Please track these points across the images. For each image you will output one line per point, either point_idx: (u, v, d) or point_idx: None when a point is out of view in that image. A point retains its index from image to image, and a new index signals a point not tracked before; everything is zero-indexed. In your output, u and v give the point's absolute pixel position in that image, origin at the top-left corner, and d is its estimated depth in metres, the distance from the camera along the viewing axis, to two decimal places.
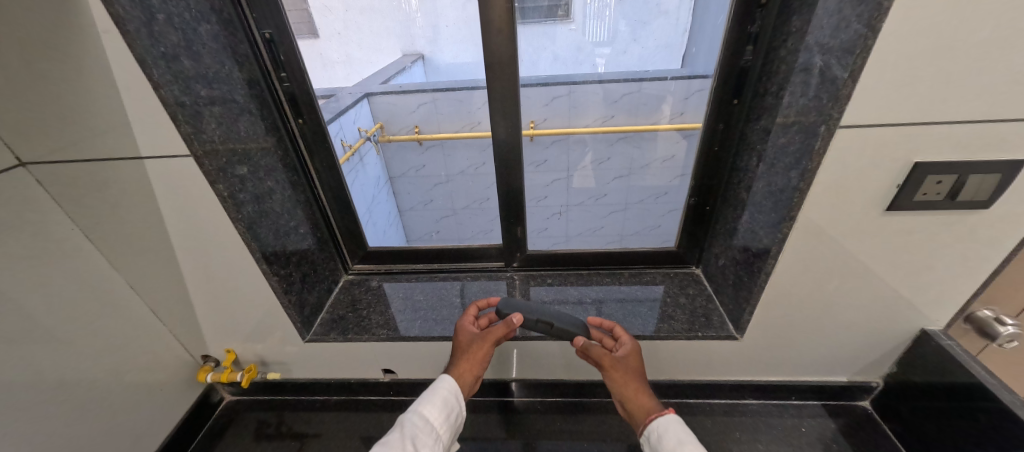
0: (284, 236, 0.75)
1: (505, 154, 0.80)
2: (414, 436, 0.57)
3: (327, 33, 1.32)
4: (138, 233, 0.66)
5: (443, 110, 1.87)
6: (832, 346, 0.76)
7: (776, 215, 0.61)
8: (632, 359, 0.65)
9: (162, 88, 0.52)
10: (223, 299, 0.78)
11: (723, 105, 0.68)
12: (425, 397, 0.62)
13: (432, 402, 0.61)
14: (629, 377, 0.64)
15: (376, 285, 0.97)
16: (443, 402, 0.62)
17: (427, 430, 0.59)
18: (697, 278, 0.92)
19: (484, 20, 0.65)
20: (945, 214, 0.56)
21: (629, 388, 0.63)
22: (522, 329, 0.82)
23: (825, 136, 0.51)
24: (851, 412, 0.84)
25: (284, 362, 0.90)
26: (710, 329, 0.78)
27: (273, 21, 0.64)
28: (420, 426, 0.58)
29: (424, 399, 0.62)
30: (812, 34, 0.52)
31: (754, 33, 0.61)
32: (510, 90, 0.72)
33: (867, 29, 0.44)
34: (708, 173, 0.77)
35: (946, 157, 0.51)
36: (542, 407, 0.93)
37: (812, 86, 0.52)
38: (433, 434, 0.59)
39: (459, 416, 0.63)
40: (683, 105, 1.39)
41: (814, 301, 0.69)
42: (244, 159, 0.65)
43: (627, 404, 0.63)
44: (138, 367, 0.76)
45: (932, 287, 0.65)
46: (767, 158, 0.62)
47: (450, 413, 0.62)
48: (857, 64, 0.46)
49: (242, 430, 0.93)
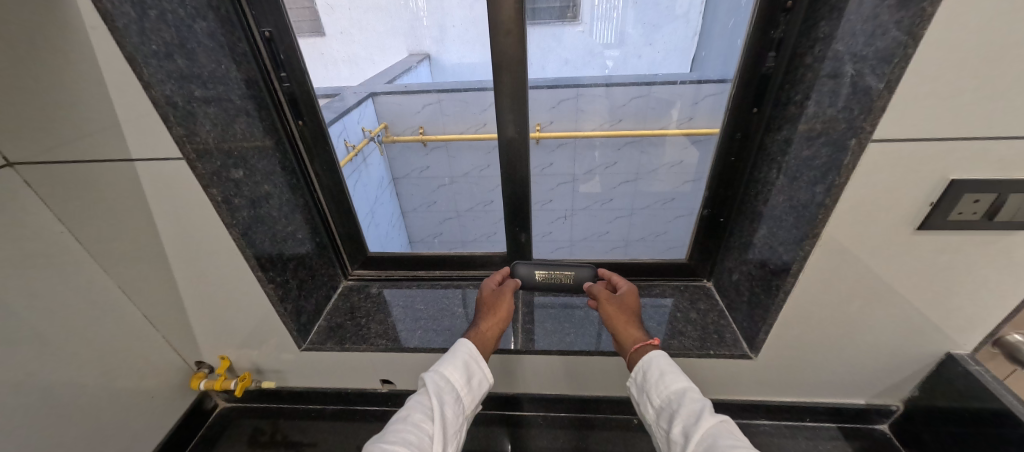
0: (281, 241, 0.72)
1: (511, 160, 0.77)
2: (439, 395, 0.53)
3: (333, 31, 1.29)
4: (129, 237, 0.64)
5: (448, 111, 1.89)
6: (851, 368, 0.72)
7: (798, 230, 0.58)
8: (628, 299, 0.68)
9: (152, 87, 0.50)
10: (217, 305, 0.75)
11: (742, 114, 0.65)
12: (445, 358, 0.58)
13: (452, 362, 0.57)
14: (620, 313, 0.66)
15: (376, 291, 0.94)
16: (464, 365, 0.58)
17: (450, 391, 0.55)
18: (709, 291, 0.88)
19: (492, 21, 0.62)
20: (979, 234, 0.53)
21: (620, 321, 0.65)
22: (526, 343, 0.79)
23: (855, 150, 0.48)
24: (868, 436, 0.80)
25: (280, 369, 0.88)
26: (722, 347, 0.75)
27: (273, 19, 0.61)
28: (443, 386, 0.54)
29: (443, 361, 0.58)
30: (843, 41, 0.49)
31: (777, 38, 0.58)
32: (517, 95, 0.69)
33: (907, 37, 0.40)
34: (723, 183, 0.74)
35: (985, 174, 0.48)
36: (545, 422, 0.90)
37: (841, 96, 0.49)
38: (456, 395, 0.55)
39: (482, 382, 0.59)
40: (692, 110, 1.36)
41: (834, 322, 0.66)
42: (240, 162, 0.62)
43: (617, 335, 0.64)
44: (129, 374, 0.74)
45: (961, 309, 0.61)
46: (790, 170, 0.59)
47: (472, 378, 0.58)
48: (894, 74, 0.42)
49: (236, 438, 0.90)
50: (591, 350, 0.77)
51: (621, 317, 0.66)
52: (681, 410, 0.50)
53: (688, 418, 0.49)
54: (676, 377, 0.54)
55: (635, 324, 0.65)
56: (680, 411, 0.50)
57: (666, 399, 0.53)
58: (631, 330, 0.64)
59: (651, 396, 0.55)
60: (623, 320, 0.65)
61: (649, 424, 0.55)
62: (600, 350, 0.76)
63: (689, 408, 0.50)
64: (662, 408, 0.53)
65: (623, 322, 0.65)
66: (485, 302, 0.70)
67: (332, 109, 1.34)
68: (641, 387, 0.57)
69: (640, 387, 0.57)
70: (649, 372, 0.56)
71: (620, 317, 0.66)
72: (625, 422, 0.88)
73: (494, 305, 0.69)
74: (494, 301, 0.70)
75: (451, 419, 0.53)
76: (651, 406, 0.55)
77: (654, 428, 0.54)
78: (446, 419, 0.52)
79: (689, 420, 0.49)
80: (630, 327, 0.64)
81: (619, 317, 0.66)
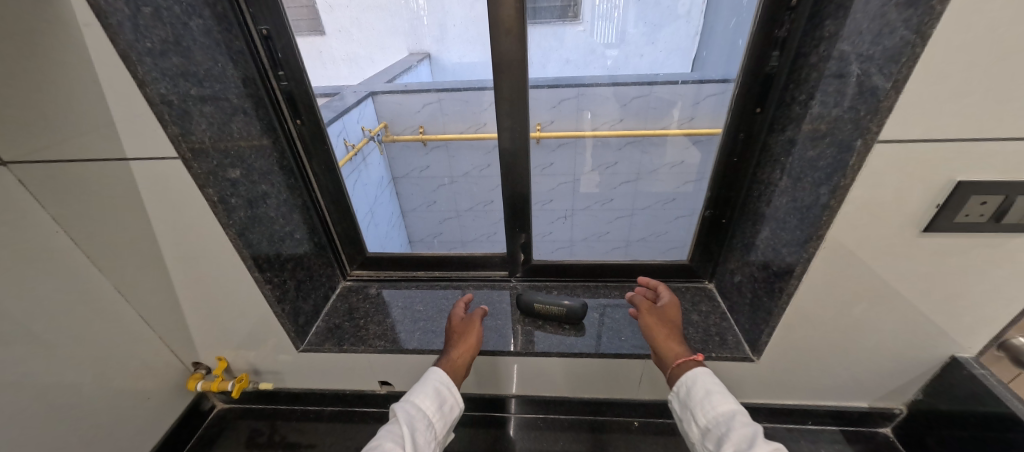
0: (278, 241, 0.71)
1: (511, 160, 0.77)
2: (411, 424, 0.54)
3: (332, 29, 1.28)
4: (124, 237, 0.63)
5: (448, 111, 1.84)
6: (853, 371, 0.71)
7: (802, 232, 0.57)
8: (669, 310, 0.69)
9: (147, 86, 0.49)
10: (214, 306, 0.75)
11: (746, 114, 0.64)
12: (415, 387, 0.59)
13: (422, 390, 0.58)
14: (660, 326, 0.67)
15: (375, 292, 0.93)
16: (435, 392, 0.59)
17: (422, 419, 0.56)
18: (710, 293, 0.88)
19: (493, 19, 0.61)
20: (986, 236, 0.52)
21: (660, 333, 0.66)
22: (525, 345, 0.78)
23: (861, 151, 0.47)
24: (871, 439, 0.80)
25: (278, 371, 0.87)
26: (724, 349, 0.74)
27: (271, 16, 0.61)
28: (414, 415, 0.55)
29: (415, 391, 0.59)
30: (849, 40, 0.48)
31: (781, 38, 0.57)
32: (517, 95, 0.68)
33: (915, 35, 0.40)
34: (725, 184, 0.73)
35: (994, 175, 0.47)
36: (545, 424, 0.89)
37: (847, 96, 0.48)
38: (427, 423, 0.56)
39: (453, 408, 0.60)
40: (693, 109, 1.35)
41: (838, 324, 0.65)
42: (237, 161, 0.61)
43: (658, 348, 0.65)
44: (126, 375, 0.73)
45: (966, 312, 0.60)
46: (794, 171, 0.58)
47: (443, 404, 0.59)
48: (902, 73, 0.42)
49: (234, 439, 0.89)
50: (591, 352, 0.76)
51: (660, 329, 0.66)
52: (729, 433, 0.51)
53: (737, 442, 0.49)
54: (723, 399, 0.54)
55: (676, 338, 0.65)
56: (728, 433, 0.51)
57: (712, 419, 0.54)
58: (671, 343, 0.64)
59: (696, 415, 0.55)
60: (662, 332, 0.66)
61: (695, 443, 0.56)
62: (600, 352, 0.76)
63: (737, 431, 0.50)
64: (708, 428, 0.54)
65: (662, 334, 0.66)
66: (453, 330, 0.70)
67: (331, 108, 1.34)
68: (683, 404, 0.58)
69: (683, 403, 0.58)
70: (694, 390, 0.57)
71: (659, 329, 0.66)
72: (625, 424, 0.88)
73: (462, 333, 0.68)
74: (463, 328, 0.69)
75: (422, 446, 0.53)
76: (696, 425, 0.55)
77: (698, 447, 0.55)
78: (417, 446, 0.52)
79: (737, 443, 0.49)
80: (671, 340, 0.65)
81: (658, 328, 0.67)
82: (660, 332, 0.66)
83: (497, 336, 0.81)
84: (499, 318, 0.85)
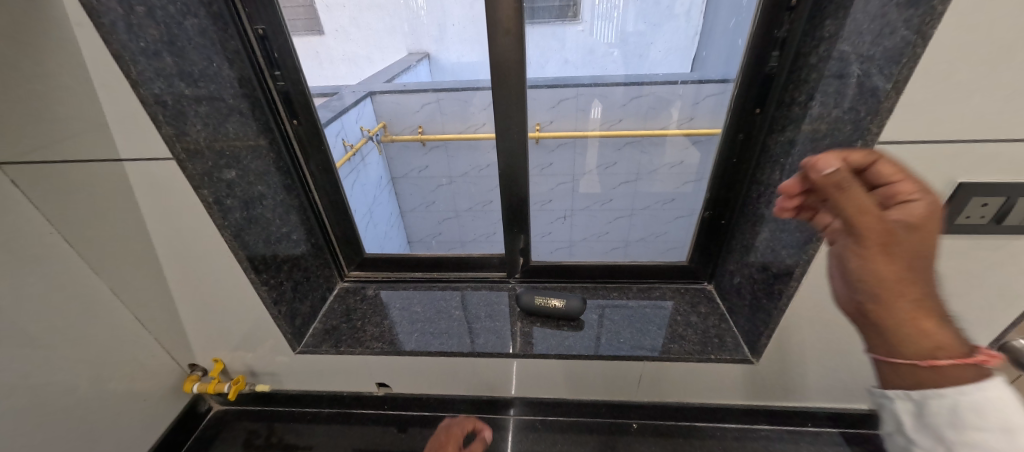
0: (274, 243, 0.71)
1: (510, 161, 0.76)
2: None
3: (331, 28, 1.28)
4: (119, 238, 0.62)
5: (447, 111, 1.84)
6: (853, 373, 0.71)
7: (802, 233, 0.57)
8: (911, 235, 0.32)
9: (140, 86, 0.49)
10: (210, 307, 0.74)
11: (745, 114, 0.64)
12: None
13: None
14: (895, 270, 0.33)
15: (372, 293, 0.93)
16: None
17: None
18: (710, 294, 0.87)
19: (491, 19, 0.61)
20: (987, 238, 0.52)
21: (921, 318, 0.33)
22: (524, 346, 0.78)
23: (861, 153, 0.47)
24: (871, 441, 0.79)
25: (275, 373, 0.87)
26: (723, 351, 0.74)
27: (267, 16, 0.60)
28: None
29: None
30: (849, 40, 0.48)
31: (781, 38, 0.57)
32: (515, 96, 0.68)
33: (916, 36, 0.39)
34: (725, 185, 0.72)
35: (995, 177, 0.46)
36: (543, 426, 0.88)
37: (847, 97, 0.48)
38: None
39: None
40: (693, 110, 1.35)
41: (838, 326, 0.64)
42: (233, 162, 0.61)
43: (909, 347, 0.33)
44: (122, 377, 0.73)
45: (966, 315, 0.60)
46: (793, 173, 0.58)
47: None
48: (902, 74, 0.41)
49: (230, 441, 0.89)
50: (589, 354, 0.76)
51: (894, 279, 0.33)
52: None
53: None
54: None
55: (938, 311, 0.34)
56: None
57: None
58: (935, 337, 0.33)
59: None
60: (912, 308, 0.33)
61: None
62: (599, 354, 0.75)
63: None
64: None
65: (915, 312, 0.33)
66: None
67: (329, 108, 1.33)
68: (940, 427, 0.32)
69: (921, 420, 0.34)
70: None
71: (901, 286, 0.33)
72: (624, 426, 0.87)
73: None
74: None
75: None
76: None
77: None
78: None
79: None
80: (935, 330, 0.33)
81: (910, 304, 0.33)
82: (916, 308, 0.33)
83: (496, 338, 0.80)
84: (497, 320, 0.85)
